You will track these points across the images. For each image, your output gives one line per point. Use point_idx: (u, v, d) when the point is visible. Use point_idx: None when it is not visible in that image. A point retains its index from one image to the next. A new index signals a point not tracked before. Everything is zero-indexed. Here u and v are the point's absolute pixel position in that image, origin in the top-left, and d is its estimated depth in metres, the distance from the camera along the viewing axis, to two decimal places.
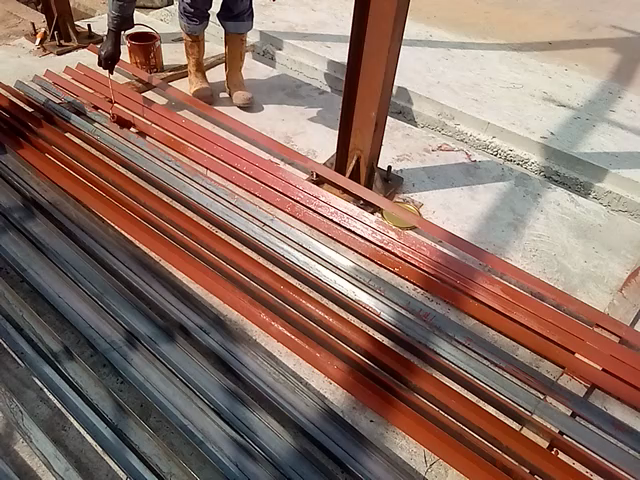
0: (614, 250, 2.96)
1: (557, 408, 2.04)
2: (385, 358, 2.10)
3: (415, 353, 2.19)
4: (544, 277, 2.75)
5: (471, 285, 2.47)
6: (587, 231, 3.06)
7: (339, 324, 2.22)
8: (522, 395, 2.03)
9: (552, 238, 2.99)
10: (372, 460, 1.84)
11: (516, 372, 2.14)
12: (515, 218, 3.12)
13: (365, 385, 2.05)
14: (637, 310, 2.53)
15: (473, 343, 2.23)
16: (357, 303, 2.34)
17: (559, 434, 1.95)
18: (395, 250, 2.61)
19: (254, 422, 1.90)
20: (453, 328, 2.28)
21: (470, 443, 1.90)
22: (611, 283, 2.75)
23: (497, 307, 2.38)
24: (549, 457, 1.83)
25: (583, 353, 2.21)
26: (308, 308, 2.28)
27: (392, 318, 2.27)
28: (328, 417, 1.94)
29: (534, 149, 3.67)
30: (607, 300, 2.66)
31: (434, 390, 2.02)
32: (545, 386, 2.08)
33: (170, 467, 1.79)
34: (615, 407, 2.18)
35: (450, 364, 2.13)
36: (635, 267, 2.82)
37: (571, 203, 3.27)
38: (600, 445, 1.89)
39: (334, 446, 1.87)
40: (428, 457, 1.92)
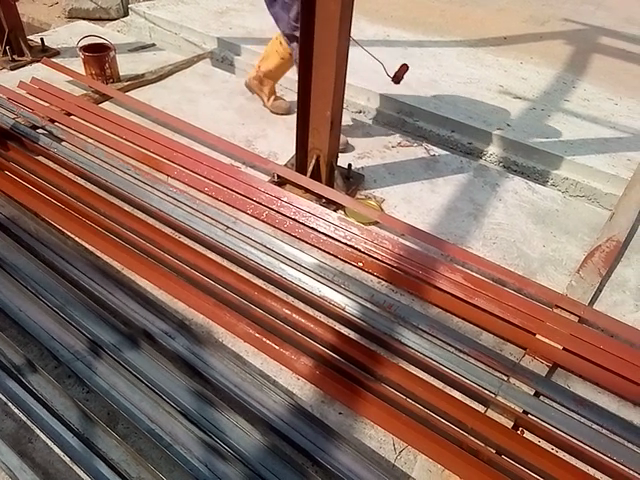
0: (571, 233, 3.05)
1: (520, 388, 2.09)
2: (349, 351, 2.14)
3: (380, 344, 2.22)
4: (504, 264, 2.82)
5: (434, 275, 2.52)
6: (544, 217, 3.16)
7: (305, 321, 2.24)
8: (486, 378, 2.06)
9: (510, 226, 3.07)
10: (341, 451, 1.86)
11: (479, 356, 2.19)
12: (474, 208, 3.19)
13: (332, 378, 2.07)
14: (593, 290, 2.64)
15: (437, 331, 2.26)
16: (323, 299, 2.36)
17: (523, 414, 2.00)
18: (359, 244, 2.64)
19: (222, 422, 1.90)
20: (416, 317, 2.31)
21: (435, 427, 1.95)
22: (571, 266, 2.82)
23: (458, 295, 2.44)
24: (511, 436, 1.89)
25: (543, 333, 2.27)
26: (273, 306, 2.28)
27: (358, 311, 2.29)
28: (296, 412, 1.96)
29: (491, 141, 3.75)
30: (565, 282, 2.74)
31: (399, 378, 2.06)
32: (507, 368, 2.14)
33: (139, 471, 1.79)
34: (578, 385, 2.22)
35: (414, 352, 2.17)
36: (591, 248, 2.91)
37: (528, 191, 3.36)
38: (562, 422, 1.95)
39: (302, 439, 1.89)
40: (397, 445, 1.95)
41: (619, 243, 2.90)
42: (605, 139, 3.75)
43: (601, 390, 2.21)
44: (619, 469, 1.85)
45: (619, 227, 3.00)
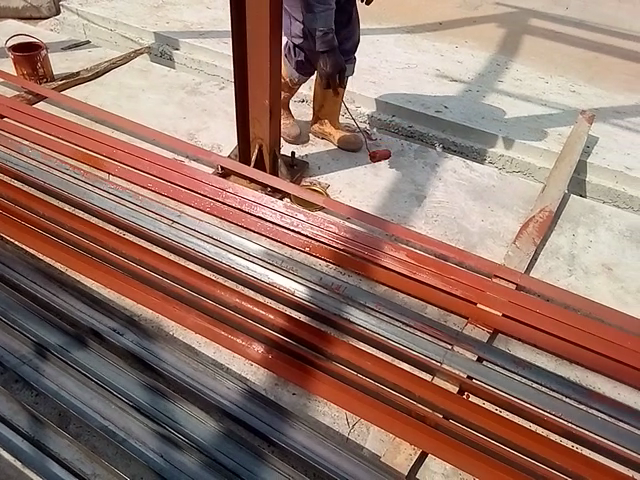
0: (508, 207, 3.19)
1: (464, 355, 2.18)
2: (300, 332, 2.17)
3: (331, 325, 2.27)
4: (445, 240, 2.93)
5: (378, 255, 2.57)
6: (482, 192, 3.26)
7: (255, 307, 2.26)
8: (430, 348, 2.17)
9: (450, 203, 3.18)
10: (295, 430, 1.91)
11: (425, 329, 2.26)
12: (416, 188, 3.29)
13: (283, 361, 2.11)
14: (529, 259, 2.71)
15: (383, 307, 2.34)
16: (272, 285, 2.39)
17: (467, 379, 2.09)
18: (305, 230, 2.63)
19: (176, 412, 1.91)
20: (364, 296, 2.37)
21: (385, 399, 2.02)
22: (508, 238, 2.97)
23: (403, 272, 2.49)
24: (457, 402, 1.97)
25: (485, 303, 2.34)
26: (222, 296, 2.29)
27: (307, 295, 2.35)
28: (250, 396, 1.99)
29: (431, 123, 3.86)
30: (503, 253, 2.88)
31: (349, 355, 2.11)
32: (452, 338, 2.21)
33: (93, 468, 1.79)
34: (517, 347, 2.42)
35: (364, 330, 2.24)
36: (526, 219, 3.06)
37: (466, 169, 3.48)
38: (504, 384, 2.05)
39: (257, 422, 1.92)
40: (350, 419, 2.06)
41: (551, 214, 2.95)
42: (537, 117, 3.92)
43: (535, 350, 2.44)
44: (558, 424, 1.96)
45: (551, 198, 3.06)
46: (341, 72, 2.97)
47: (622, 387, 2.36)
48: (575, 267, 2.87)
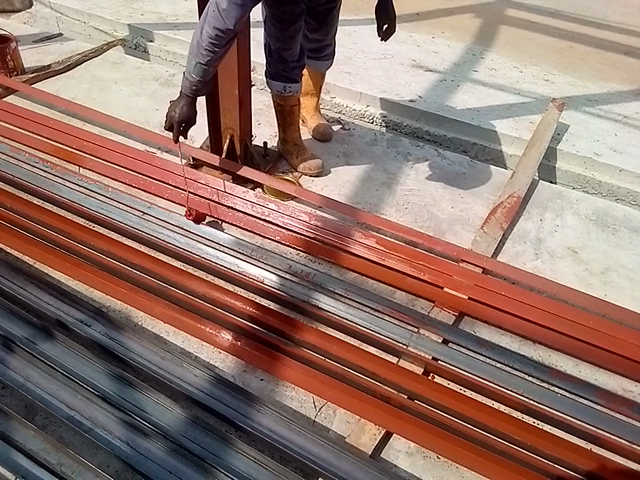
0: (478, 194, 3.25)
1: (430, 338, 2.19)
2: (268, 321, 2.17)
3: (300, 312, 2.29)
4: (416, 226, 3.00)
5: (347, 242, 2.49)
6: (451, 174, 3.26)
7: (222, 296, 2.25)
8: (398, 332, 2.18)
9: (422, 191, 3.24)
10: (261, 414, 1.92)
11: (391, 313, 2.27)
12: (387, 177, 3.32)
13: (253, 348, 2.13)
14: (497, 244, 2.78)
15: (351, 292, 2.34)
16: (244, 276, 2.38)
17: (432, 360, 2.13)
18: (274, 219, 2.51)
19: (144, 400, 1.92)
20: (332, 282, 2.37)
21: (351, 382, 2.05)
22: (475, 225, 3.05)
23: (371, 259, 2.43)
24: (426, 384, 2.00)
25: (451, 286, 2.32)
26: (192, 286, 2.27)
27: (278, 283, 2.34)
28: (217, 382, 1.99)
29: (405, 113, 3.83)
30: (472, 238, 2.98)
31: (316, 340, 2.11)
32: (417, 320, 2.21)
33: (58, 458, 1.83)
34: (482, 329, 2.49)
35: (333, 316, 2.25)
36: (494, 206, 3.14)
37: (437, 157, 3.54)
38: (468, 365, 2.07)
39: (225, 408, 1.93)
40: (316, 403, 2.13)
41: (519, 199, 3.00)
42: (511, 105, 3.91)
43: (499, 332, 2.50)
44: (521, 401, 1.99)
45: (519, 184, 3.11)
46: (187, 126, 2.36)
47: (584, 365, 2.44)
48: (542, 250, 2.97)
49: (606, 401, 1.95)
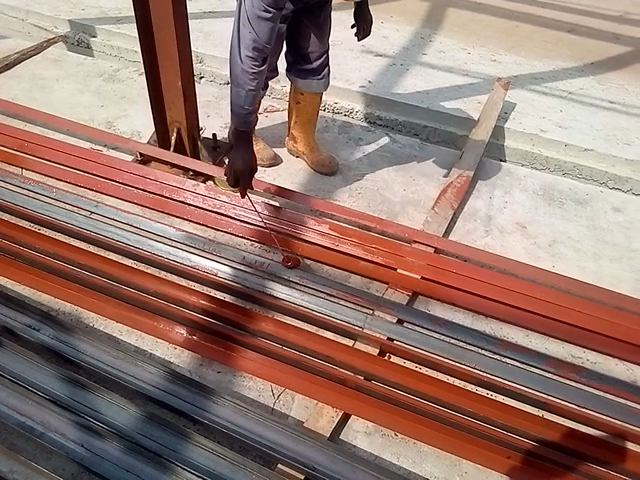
0: (592, 223, 2.51)
1: (569, 383, 1.65)
2: (342, 354, 1.62)
3: (413, 354, 1.68)
4: (597, 247, 2.40)
5: (455, 273, 1.93)
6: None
7: (307, 314, 1.76)
8: (538, 359, 1.67)
9: (623, 211, 2.60)
10: (218, 404, 1.47)
11: (527, 355, 1.68)
12: (569, 192, 2.66)
13: (275, 368, 1.58)
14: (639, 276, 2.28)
15: (444, 327, 1.75)
16: (314, 311, 1.78)
17: (388, 340, 1.71)
18: (346, 247, 2.01)
19: (98, 398, 1.46)
20: (415, 316, 1.77)
21: (433, 416, 1.52)
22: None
23: (506, 291, 1.88)
24: (463, 393, 1.55)
25: (510, 308, 1.85)
26: (277, 297, 1.79)
27: (289, 303, 1.79)
28: (223, 399, 1.49)
29: (599, 114, 3.05)
30: (592, 272, 2.28)
31: (400, 377, 1.57)
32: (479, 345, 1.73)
33: (11, 465, 1.37)
34: (607, 362, 1.89)
35: (419, 353, 1.68)
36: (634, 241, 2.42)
37: (624, 172, 2.72)
38: (503, 370, 1.63)
39: (174, 400, 1.47)
40: (370, 425, 1.56)
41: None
42: None
43: (625, 367, 1.89)
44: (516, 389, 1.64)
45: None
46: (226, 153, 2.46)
47: None
48: None
49: (555, 367, 1.65)
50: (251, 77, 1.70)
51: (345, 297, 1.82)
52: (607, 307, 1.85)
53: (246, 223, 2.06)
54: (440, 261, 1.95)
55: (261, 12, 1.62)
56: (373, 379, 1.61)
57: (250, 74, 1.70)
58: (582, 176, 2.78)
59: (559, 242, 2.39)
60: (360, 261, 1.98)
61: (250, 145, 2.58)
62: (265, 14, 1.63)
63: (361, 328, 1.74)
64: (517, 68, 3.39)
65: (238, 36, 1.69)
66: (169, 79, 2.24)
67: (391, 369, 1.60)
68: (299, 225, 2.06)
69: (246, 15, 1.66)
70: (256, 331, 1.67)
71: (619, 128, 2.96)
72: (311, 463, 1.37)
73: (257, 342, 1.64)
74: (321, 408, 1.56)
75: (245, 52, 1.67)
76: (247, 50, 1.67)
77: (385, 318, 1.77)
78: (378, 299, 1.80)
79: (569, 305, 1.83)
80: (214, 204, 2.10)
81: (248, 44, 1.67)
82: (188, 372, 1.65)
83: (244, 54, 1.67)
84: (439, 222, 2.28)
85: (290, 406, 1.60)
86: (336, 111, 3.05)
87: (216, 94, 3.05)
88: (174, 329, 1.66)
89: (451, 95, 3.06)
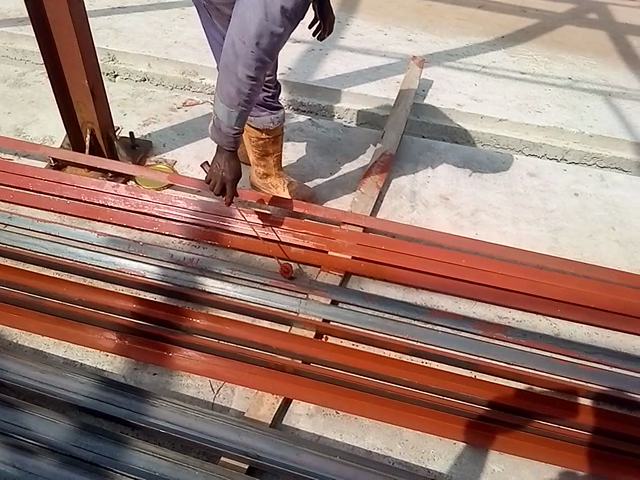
0: (510, 189, 2.63)
1: (498, 342, 1.73)
2: (279, 342, 1.61)
3: (349, 332, 1.71)
4: (518, 211, 2.51)
5: (384, 250, 1.97)
6: (564, 151, 2.84)
7: (242, 305, 1.75)
8: (468, 322, 1.73)
9: (539, 175, 2.73)
10: (155, 405, 1.44)
11: (457, 321, 1.74)
12: (488, 161, 2.78)
13: (213, 363, 1.57)
14: (555, 235, 2.42)
15: (377, 303, 1.79)
16: (248, 302, 1.77)
17: (324, 322, 1.73)
18: (276, 235, 2.00)
19: (28, 416, 1.41)
20: (348, 295, 1.80)
21: (371, 389, 1.56)
22: (598, 203, 2.60)
23: (433, 262, 1.94)
24: (398, 364, 1.59)
25: (437, 278, 1.92)
26: (209, 291, 1.78)
27: (223, 297, 1.77)
28: (161, 399, 1.46)
29: (511, 85, 3.18)
30: (514, 236, 2.39)
31: (337, 357, 1.59)
32: (412, 316, 1.78)
33: None
34: (531, 317, 2.00)
35: (354, 330, 1.72)
36: (549, 203, 2.57)
37: (536, 138, 2.86)
38: (434, 338, 1.69)
39: (110, 407, 1.44)
40: (312, 407, 1.58)
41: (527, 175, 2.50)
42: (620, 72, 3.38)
43: (547, 321, 2.00)
44: (449, 354, 1.70)
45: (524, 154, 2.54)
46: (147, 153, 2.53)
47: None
48: (578, 247, 2.37)
49: (483, 329, 1.72)
50: (248, 96, 1.53)
51: (279, 284, 1.82)
52: (527, 267, 1.95)
53: (172, 221, 2.02)
54: (371, 239, 1.98)
55: (271, 27, 1.38)
56: (313, 362, 1.62)
57: (247, 94, 1.52)
58: (500, 145, 2.89)
59: (481, 210, 2.49)
60: (292, 247, 1.99)
61: (285, 189, 2.34)
62: (274, 28, 1.39)
63: (297, 312, 1.75)
64: (433, 46, 3.47)
65: (234, 50, 1.44)
66: (75, 78, 2.14)
67: (328, 350, 1.61)
68: (226, 217, 2.03)
69: (249, 29, 1.39)
70: (190, 328, 1.64)
71: (530, 97, 3.09)
72: (255, 451, 1.37)
73: (192, 339, 1.62)
74: (262, 396, 1.56)
75: (247, 71, 1.45)
76: (249, 70, 1.45)
77: (319, 301, 1.79)
78: (310, 283, 1.81)
79: (491, 269, 1.93)
80: (136, 204, 2.04)
81: (250, 63, 1.44)
82: (123, 377, 1.61)
83: (247, 75, 1.46)
84: (367, 202, 2.34)
85: (231, 399, 1.59)
86: None
87: (131, 92, 2.94)
88: (104, 336, 1.61)
89: (370, 77, 3.11)
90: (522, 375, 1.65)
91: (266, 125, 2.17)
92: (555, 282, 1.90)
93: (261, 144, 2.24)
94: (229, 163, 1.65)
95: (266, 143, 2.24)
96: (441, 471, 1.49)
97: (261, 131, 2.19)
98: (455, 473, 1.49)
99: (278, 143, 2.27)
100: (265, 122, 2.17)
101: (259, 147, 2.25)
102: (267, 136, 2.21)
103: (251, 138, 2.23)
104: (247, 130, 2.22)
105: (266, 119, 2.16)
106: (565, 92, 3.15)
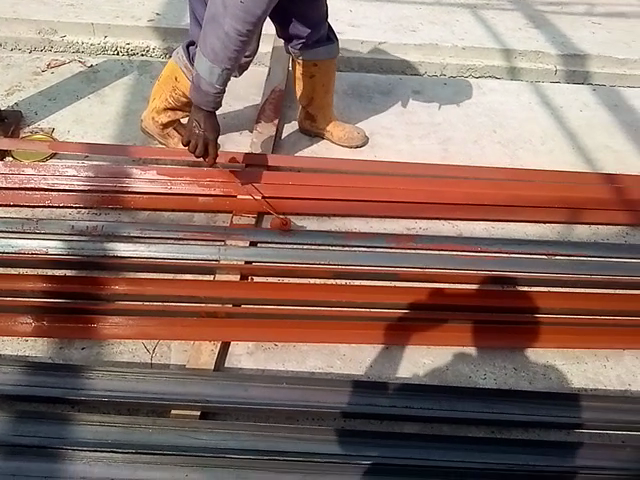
0: (400, 109, 2.72)
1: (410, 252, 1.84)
2: (205, 290, 1.62)
3: (272, 269, 1.74)
4: (409, 129, 2.62)
5: (289, 186, 2.00)
6: (442, 67, 2.98)
7: (159, 263, 1.72)
8: (381, 239, 1.83)
9: (423, 92, 2.85)
10: (91, 378, 1.40)
11: (369, 239, 1.83)
12: (375, 85, 2.85)
13: (144, 325, 1.55)
14: (446, 145, 2.56)
15: (293, 237, 1.82)
16: (162, 261, 1.72)
17: (247, 263, 1.75)
18: (180, 187, 1.96)
19: None
20: (264, 234, 1.81)
21: (301, 315, 1.64)
22: (479, 110, 2.78)
23: (336, 188, 2.01)
24: (325, 290, 1.68)
25: (345, 201, 2.00)
26: (120, 257, 1.70)
27: (137, 259, 1.71)
28: (96, 371, 1.42)
29: (383, 7, 3.21)
30: (409, 153, 2.50)
31: (267, 292, 1.64)
32: (328, 241, 1.82)
33: None
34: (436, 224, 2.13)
35: (277, 266, 1.75)
36: (435, 115, 2.71)
37: (415, 57, 2.97)
38: (357, 259, 1.76)
39: (45, 390, 1.38)
40: (251, 347, 1.61)
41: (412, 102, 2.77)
42: None
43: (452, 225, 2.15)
44: (370, 271, 1.77)
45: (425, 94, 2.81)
46: (17, 126, 2.30)
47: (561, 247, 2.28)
48: (466, 153, 2.53)
49: (396, 242, 1.83)
50: (232, 55, 1.65)
51: (194, 236, 1.78)
52: (424, 179, 2.08)
53: (67, 191, 1.91)
54: (275, 178, 2.01)
55: None
56: (242, 304, 1.65)
57: (231, 52, 1.64)
58: (384, 69, 2.96)
59: (376, 134, 2.57)
60: (199, 198, 1.95)
61: (182, 141, 2.21)
62: None
63: (218, 260, 1.73)
64: None
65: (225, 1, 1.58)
66: None
67: (254, 289, 1.65)
68: (123, 178, 1.95)
69: None
70: (111, 295, 1.60)
71: (403, 17, 3.16)
72: (202, 398, 1.39)
73: (115, 305, 1.58)
74: (199, 346, 1.55)
75: (234, 24, 1.58)
76: (236, 22, 1.58)
77: (237, 245, 1.79)
78: (225, 229, 1.80)
79: (393, 187, 2.04)
80: (20, 180, 1.90)
81: (237, 15, 1.57)
82: (49, 359, 1.52)
83: (234, 27, 1.59)
84: (265, 141, 2.34)
85: (168, 356, 1.56)
86: (131, 53, 2.77)
87: None
88: (19, 321, 1.53)
89: None
90: (436, 275, 1.79)
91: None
92: (452, 189, 2.06)
93: (182, 101, 2.13)
94: (208, 120, 1.76)
95: (188, 102, 2.14)
96: (381, 375, 1.59)
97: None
98: (394, 374, 1.60)
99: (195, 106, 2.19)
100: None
101: (179, 102, 2.13)
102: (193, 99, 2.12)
103: (177, 90, 2.10)
104: (179, 84, 2.08)
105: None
106: (435, 9, 3.25)
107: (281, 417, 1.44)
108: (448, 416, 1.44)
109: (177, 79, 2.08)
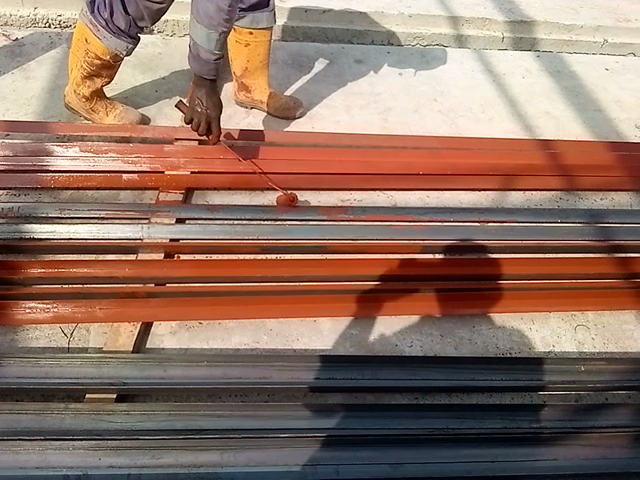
0: (343, 79, 2.67)
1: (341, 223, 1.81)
2: (126, 268, 1.58)
3: (201, 246, 1.70)
4: (349, 99, 2.57)
5: (219, 159, 1.95)
6: (389, 36, 2.92)
7: (80, 244, 1.66)
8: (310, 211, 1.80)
9: (366, 61, 2.80)
10: (0, 365, 1.35)
11: (298, 212, 1.80)
12: (317, 55, 2.79)
13: (61, 308, 1.50)
14: (387, 115, 2.52)
15: (220, 211, 1.77)
16: (83, 242, 1.65)
17: (172, 241, 1.70)
18: (103, 163, 1.88)
19: None
20: (191, 210, 1.76)
21: (226, 290, 1.62)
22: (421, 79, 2.74)
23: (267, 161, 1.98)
24: (253, 265, 1.65)
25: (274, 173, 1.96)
26: (38, 239, 1.64)
27: (57, 241, 1.65)
28: (6, 357, 1.37)
29: None
30: (351, 123, 2.45)
31: (193, 269, 1.61)
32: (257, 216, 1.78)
33: None
34: None
35: (205, 243, 1.71)
36: (376, 84, 2.67)
37: (361, 26, 2.91)
38: (288, 233, 1.73)
39: None
40: (175, 326, 1.57)
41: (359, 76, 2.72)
42: None
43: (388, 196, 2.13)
44: (304, 244, 1.74)
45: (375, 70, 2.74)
46: None
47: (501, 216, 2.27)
48: (408, 123, 2.51)
49: (327, 214, 1.81)
50: None
51: (117, 215, 1.73)
52: (360, 150, 2.04)
53: None
54: (206, 152, 1.95)
55: None
56: (167, 282, 1.62)
57: None
58: (329, 38, 2.89)
59: (316, 105, 2.52)
60: (123, 175, 1.88)
61: (107, 114, 2.14)
62: None
63: (142, 239, 1.68)
64: None
65: None
66: None
67: (178, 266, 1.61)
68: (43, 155, 1.87)
69: None
70: (25, 279, 1.55)
71: None
72: (120, 380, 1.36)
73: (30, 290, 1.53)
74: (118, 327, 1.51)
75: None
76: None
77: (163, 223, 1.73)
78: (149, 207, 1.75)
79: (326, 159, 2.01)
80: None
81: None
82: None
83: None
84: None
85: (87, 339, 1.52)
86: (64, 25, 2.63)
87: None
88: None
89: None
90: (368, 246, 1.77)
91: (121, 51, 2.02)
92: (387, 159, 2.04)
93: (96, 64, 2.05)
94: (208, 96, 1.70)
95: (103, 64, 2.07)
96: (307, 348, 1.58)
97: (113, 54, 2.03)
98: (321, 346, 1.60)
99: (113, 69, 2.12)
100: (124, 47, 2.01)
101: (94, 66, 2.06)
102: (108, 60, 2.04)
103: (89, 53, 2.02)
104: (90, 47, 2.01)
105: (125, 45, 2.01)
106: None
107: (203, 395, 1.41)
108: (371, 385, 1.44)
109: (87, 41, 2.01)
